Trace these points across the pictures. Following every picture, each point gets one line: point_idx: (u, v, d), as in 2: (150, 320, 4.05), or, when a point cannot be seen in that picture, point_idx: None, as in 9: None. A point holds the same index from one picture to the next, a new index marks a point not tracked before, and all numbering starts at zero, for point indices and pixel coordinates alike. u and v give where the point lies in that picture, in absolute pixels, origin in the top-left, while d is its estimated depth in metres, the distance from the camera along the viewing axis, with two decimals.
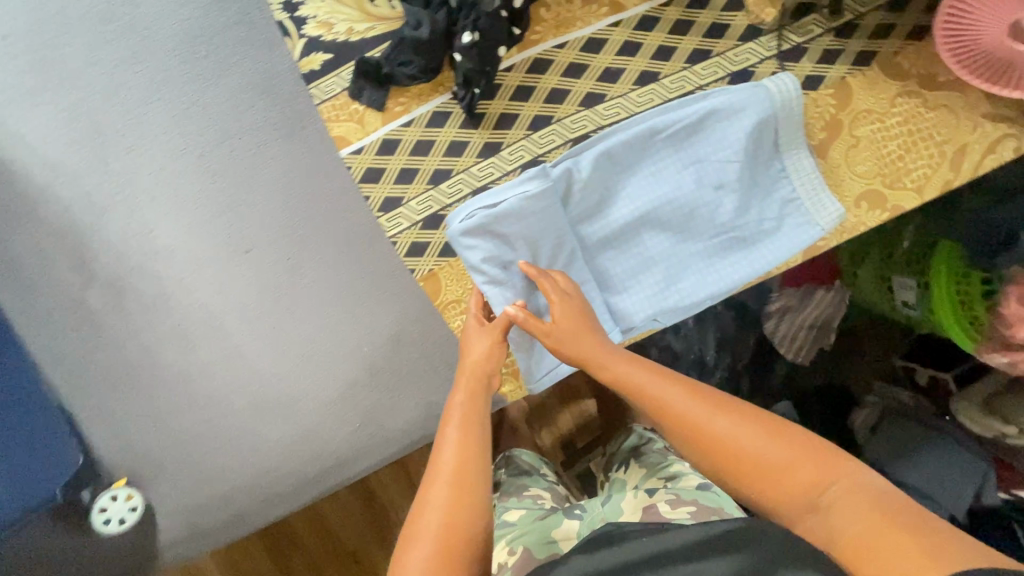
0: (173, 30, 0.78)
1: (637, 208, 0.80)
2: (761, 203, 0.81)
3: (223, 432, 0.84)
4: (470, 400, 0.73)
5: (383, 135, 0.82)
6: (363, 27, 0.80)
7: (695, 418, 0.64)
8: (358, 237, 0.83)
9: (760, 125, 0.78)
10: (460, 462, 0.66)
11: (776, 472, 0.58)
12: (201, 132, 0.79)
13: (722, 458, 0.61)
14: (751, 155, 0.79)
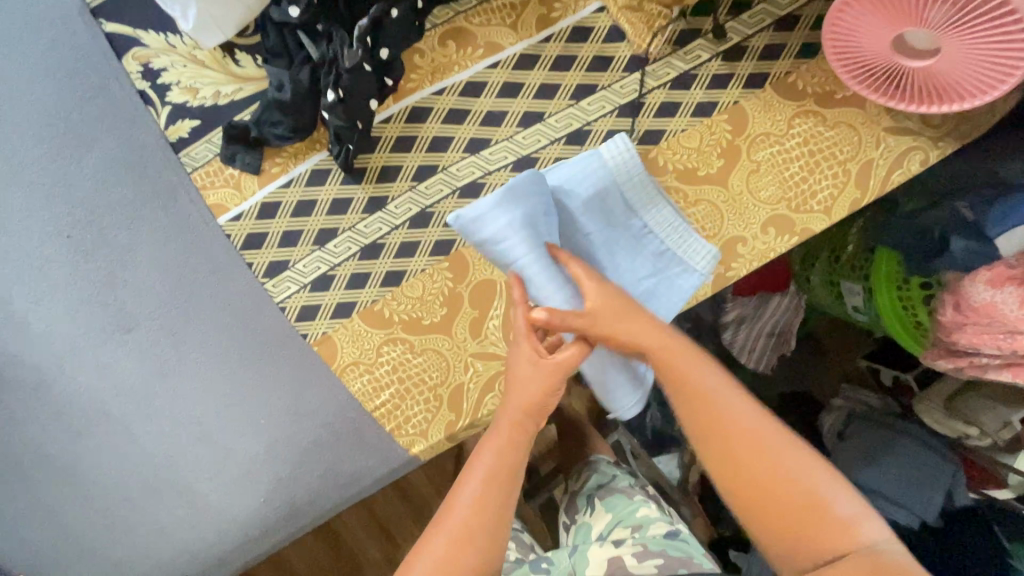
0: (30, 109, 0.75)
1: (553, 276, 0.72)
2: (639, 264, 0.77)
3: (118, 521, 0.79)
4: (511, 442, 0.70)
5: (261, 199, 0.79)
6: (230, 89, 0.78)
7: (719, 458, 0.69)
8: (245, 306, 0.79)
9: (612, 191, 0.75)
10: (472, 519, 0.68)
11: (791, 526, 0.66)
12: (68, 211, 0.76)
13: (744, 490, 0.68)
14: (614, 217, 0.76)
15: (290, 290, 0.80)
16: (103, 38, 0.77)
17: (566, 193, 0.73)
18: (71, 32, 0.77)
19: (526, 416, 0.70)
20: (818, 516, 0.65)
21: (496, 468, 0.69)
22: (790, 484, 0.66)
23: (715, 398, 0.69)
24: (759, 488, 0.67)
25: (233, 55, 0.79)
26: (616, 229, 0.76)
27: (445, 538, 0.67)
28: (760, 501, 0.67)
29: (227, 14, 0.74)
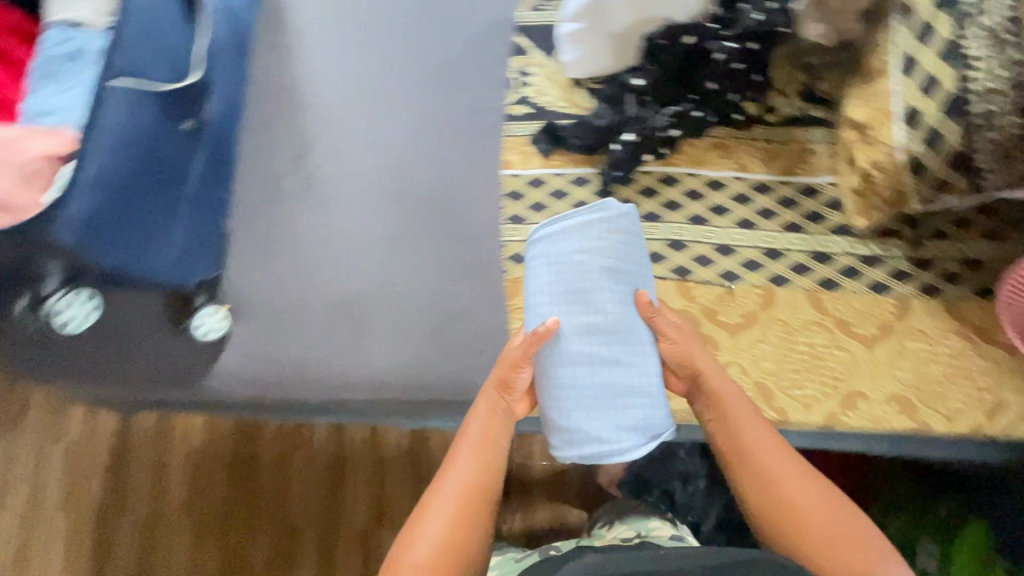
0: (441, 53, 1.12)
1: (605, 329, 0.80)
2: (586, 365, 0.80)
3: (302, 315, 1.05)
4: (480, 456, 0.86)
5: (536, 173, 1.08)
6: (562, 104, 1.11)
7: (757, 489, 0.81)
8: (477, 231, 1.06)
9: (625, 295, 0.81)
10: (449, 506, 0.83)
11: (829, 548, 0.75)
12: (421, 117, 1.10)
13: (789, 519, 0.78)
14: (592, 307, 0.79)
15: (515, 237, 1.06)
16: (508, 35, 1.13)
17: (576, 236, 0.80)
18: (492, 22, 1.13)
19: (493, 404, 0.88)
20: (848, 544, 0.75)
21: (470, 463, 0.85)
22: (825, 522, 0.77)
23: (753, 445, 0.83)
24: (803, 518, 0.78)
25: (577, 88, 1.12)
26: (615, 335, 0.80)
27: (447, 501, 0.83)
28: (800, 525, 0.77)
29: (593, 65, 1.08)
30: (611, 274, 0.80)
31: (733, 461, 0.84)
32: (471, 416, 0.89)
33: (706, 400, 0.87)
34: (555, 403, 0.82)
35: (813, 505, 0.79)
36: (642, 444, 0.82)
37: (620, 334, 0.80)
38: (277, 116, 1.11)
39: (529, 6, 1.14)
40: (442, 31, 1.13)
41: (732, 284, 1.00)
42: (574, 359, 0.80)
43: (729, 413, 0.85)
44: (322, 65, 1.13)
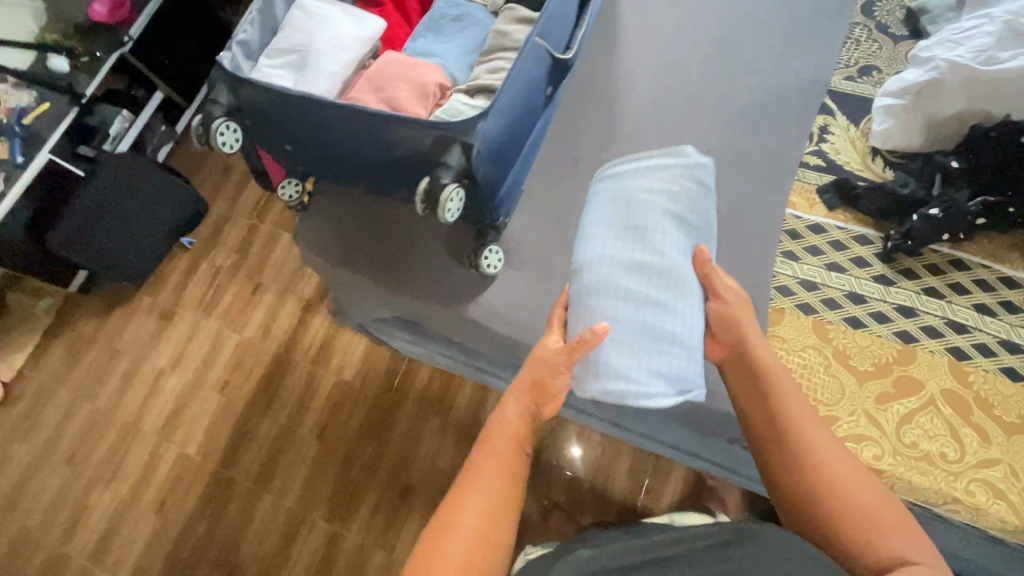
0: (750, 97, 1.24)
1: (621, 249, 0.95)
2: (622, 299, 0.93)
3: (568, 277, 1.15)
4: (521, 427, 0.96)
5: (818, 221, 1.12)
6: (857, 167, 1.15)
7: (793, 471, 0.86)
8: (750, 255, 1.12)
9: (687, 252, 0.96)
10: (496, 466, 0.91)
11: (847, 515, 0.80)
12: (718, 145, 1.21)
13: (820, 475, 0.84)
14: (643, 245, 0.94)
15: (786, 271, 1.09)
16: (819, 95, 1.21)
17: (648, 176, 0.97)
18: (806, 82, 1.22)
19: (523, 394, 0.97)
20: (860, 513, 0.80)
21: (507, 437, 0.94)
22: (836, 485, 0.83)
23: (779, 401, 0.89)
24: (827, 492, 0.82)
25: (875, 156, 1.16)
26: (634, 256, 0.94)
27: (485, 485, 0.88)
28: (829, 505, 0.82)
29: (903, 138, 1.12)
30: (676, 220, 0.96)
31: (772, 441, 0.89)
32: (532, 363, 0.97)
33: (734, 350, 0.97)
34: (594, 327, 0.93)
35: (838, 463, 0.85)
36: (670, 395, 0.90)
37: (673, 281, 0.93)
38: (590, 110, 1.26)
39: (846, 75, 1.22)
40: (753, 79, 1.25)
41: (1014, 382, 0.97)
42: (619, 293, 0.93)
43: (765, 364, 0.93)
44: (639, 79, 1.28)
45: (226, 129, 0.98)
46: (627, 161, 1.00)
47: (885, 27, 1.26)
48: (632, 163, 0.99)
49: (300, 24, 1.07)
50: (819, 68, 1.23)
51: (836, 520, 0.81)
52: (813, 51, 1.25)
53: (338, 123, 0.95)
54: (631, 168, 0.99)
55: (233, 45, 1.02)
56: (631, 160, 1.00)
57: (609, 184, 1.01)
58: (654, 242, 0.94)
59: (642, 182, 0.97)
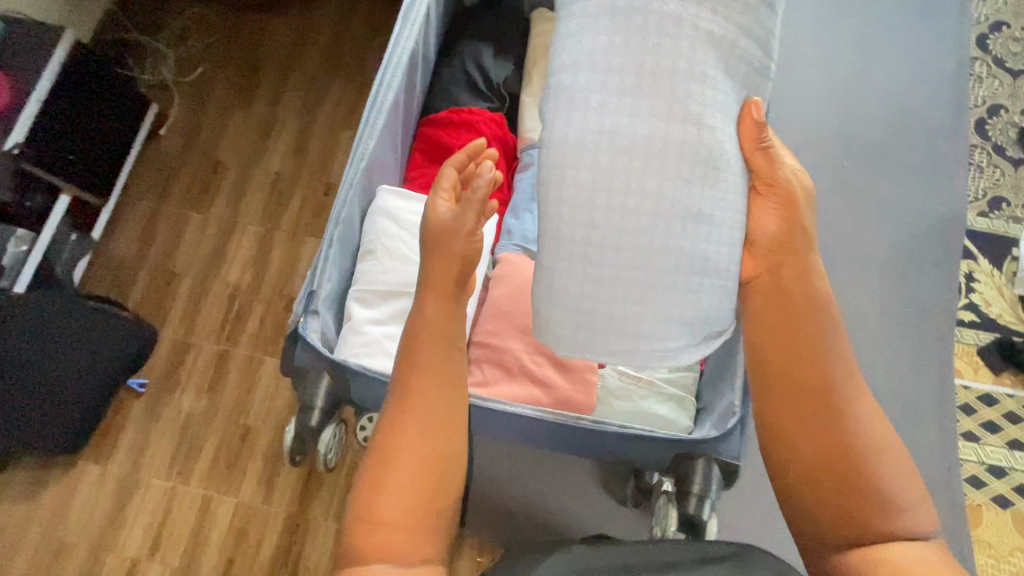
0: (891, 240, 1.09)
1: (628, 33, 0.54)
2: (607, 147, 0.53)
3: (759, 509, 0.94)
4: (451, 348, 0.61)
5: (988, 388, 1.04)
6: (1011, 320, 1.07)
7: (788, 388, 0.58)
8: (935, 442, 1.00)
9: (731, 99, 0.57)
10: (430, 393, 0.58)
11: (859, 503, 0.53)
12: (869, 306, 1.07)
13: (821, 403, 0.56)
14: (669, 44, 0.54)
15: (971, 457, 1.00)
16: (960, 236, 1.10)
17: None
18: (945, 219, 1.11)
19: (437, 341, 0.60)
20: (860, 460, 0.54)
21: (435, 344, 0.60)
22: (857, 456, 0.54)
23: (827, 336, 0.58)
24: (860, 458, 0.54)
25: None
26: (640, 53, 0.54)
27: (408, 473, 0.53)
28: (855, 471, 0.54)
29: None
30: (725, 50, 0.55)
31: (780, 356, 0.59)
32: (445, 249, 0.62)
33: (775, 256, 0.60)
34: (572, 214, 0.54)
35: (847, 391, 0.57)
36: (693, 349, 0.57)
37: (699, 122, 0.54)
38: None
39: (978, 211, 1.13)
40: (891, 218, 1.11)
41: None
42: (604, 126, 0.53)
43: (829, 317, 0.59)
44: None
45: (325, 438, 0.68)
46: None
47: (1001, 148, 1.17)
48: None
49: (398, 250, 0.75)
50: (955, 202, 1.11)
51: (841, 492, 0.54)
52: (942, 178, 1.13)
53: (504, 432, 0.70)
54: None
55: (314, 307, 0.69)
56: None
57: None
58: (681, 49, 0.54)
59: None
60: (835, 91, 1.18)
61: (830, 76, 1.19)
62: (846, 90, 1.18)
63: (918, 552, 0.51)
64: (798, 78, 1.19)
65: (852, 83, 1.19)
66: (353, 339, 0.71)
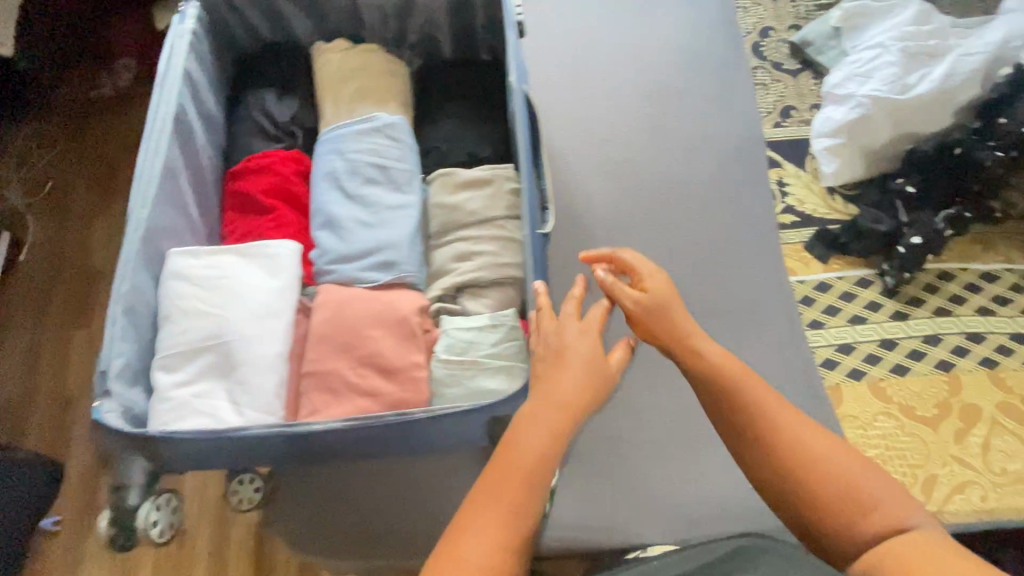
0: (705, 169, 1.18)
1: (339, 201, 0.92)
2: (353, 242, 0.88)
3: (651, 460, 1.00)
4: (558, 435, 0.59)
5: (822, 278, 1.12)
6: (825, 212, 1.17)
7: (775, 459, 0.56)
8: (785, 339, 1.07)
9: (395, 190, 0.93)
10: (538, 474, 0.56)
11: (789, 451, 0.56)
12: (700, 233, 1.14)
13: (793, 457, 0.56)
14: (360, 194, 0.92)
15: (822, 343, 1.07)
16: (762, 150, 1.20)
17: (351, 141, 0.96)
18: (745, 139, 1.21)
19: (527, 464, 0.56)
20: (852, 497, 0.53)
21: (541, 416, 0.59)
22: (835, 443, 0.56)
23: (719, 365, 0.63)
24: (761, 430, 0.58)
25: (834, 195, 1.18)
26: (350, 207, 0.91)
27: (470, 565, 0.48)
28: (774, 457, 0.57)
29: (851, 172, 1.16)
30: (381, 168, 0.94)
31: (741, 422, 0.59)
32: (556, 355, 0.66)
33: (658, 305, 0.70)
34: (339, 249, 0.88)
35: (805, 436, 0.57)
36: (410, 269, 0.86)
37: (392, 210, 0.91)
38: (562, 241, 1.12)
39: (773, 122, 1.23)
40: (698, 148, 1.20)
41: None
42: (350, 235, 0.89)
43: (695, 341, 0.67)
44: (591, 186, 1.16)
45: (242, 483, 0.94)
46: (336, 130, 0.98)
47: (778, 65, 1.29)
48: (337, 134, 0.97)
49: (194, 308, 0.76)
50: (748, 123, 1.22)
51: (763, 471, 0.57)
52: (734, 105, 1.23)
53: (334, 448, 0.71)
54: (340, 133, 0.97)
55: (107, 387, 0.67)
56: (341, 128, 0.98)
57: (328, 152, 0.96)
58: (367, 195, 0.92)
59: (350, 145, 0.95)
60: (625, 50, 1.26)
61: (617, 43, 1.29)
62: (635, 47, 1.27)
63: (932, 541, 0.47)
64: (590, 46, 1.27)
65: (638, 40, 1.28)
66: (163, 407, 0.71)
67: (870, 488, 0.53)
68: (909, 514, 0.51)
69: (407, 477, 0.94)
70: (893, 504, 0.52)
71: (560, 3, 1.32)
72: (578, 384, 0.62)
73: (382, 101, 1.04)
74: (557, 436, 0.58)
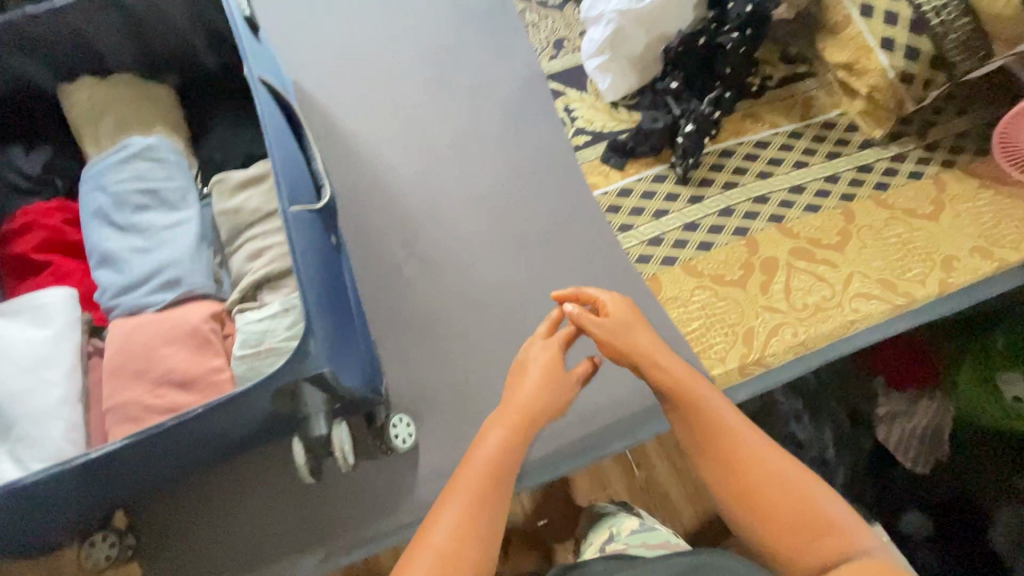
0: (496, 117, 1.25)
1: (111, 233, 0.89)
2: (132, 269, 0.86)
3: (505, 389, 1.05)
4: (514, 441, 0.81)
5: (622, 184, 1.20)
6: (613, 125, 1.25)
7: (721, 474, 0.76)
8: (599, 250, 1.15)
9: (169, 208, 0.92)
10: (505, 463, 0.78)
11: (741, 471, 0.74)
12: (504, 176, 1.21)
13: (744, 476, 0.74)
14: (132, 220, 0.90)
15: (634, 241, 1.15)
16: (545, 84, 1.27)
17: (111, 172, 0.93)
18: (526, 79, 1.28)
19: (491, 469, 0.76)
20: (817, 520, 0.68)
21: (512, 430, 0.82)
22: (776, 458, 0.74)
23: (700, 401, 0.81)
24: (725, 458, 0.76)
25: (617, 108, 1.27)
26: (123, 235, 0.89)
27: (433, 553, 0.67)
28: (735, 479, 0.74)
29: (624, 85, 1.25)
30: (150, 189, 0.92)
31: (700, 445, 0.79)
32: (521, 373, 0.90)
33: (620, 330, 0.90)
34: (118, 280, 0.86)
35: (775, 463, 0.74)
36: (201, 280, 0.87)
37: (169, 228, 0.90)
38: (376, 216, 1.14)
39: (550, 56, 1.30)
40: (486, 98, 1.26)
41: (817, 213, 1.18)
42: (129, 263, 0.87)
43: (654, 364, 0.86)
44: (392, 157, 1.19)
45: (93, 545, 0.89)
46: (95, 163, 0.95)
47: (544, 2, 1.36)
48: (97, 167, 0.94)
49: None
50: (527, 63, 1.29)
51: (725, 489, 0.75)
52: (510, 50, 1.30)
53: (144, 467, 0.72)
54: (99, 167, 0.94)
55: None
56: (100, 160, 0.95)
57: (90, 188, 0.93)
58: (139, 220, 0.90)
59: (111, 175, 0.93)
60: (397, 31, 1.31)
61: (389, 18, 1.32)
62: (407, 24, 1.31)
63: (867, 558, 0.63)
64: (364, 32, 1.30)
65: (408, 13, 1.33)
66: None
67: (827, 509, 0.69)
68: (860, 537, 0.66)
69: (272, 481, 0.95)
70: (841, 525, 0.67)
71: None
72: (541, 396, 0.86)
73: (145, 127, 1.02)
74: (510, 445, 0.80)
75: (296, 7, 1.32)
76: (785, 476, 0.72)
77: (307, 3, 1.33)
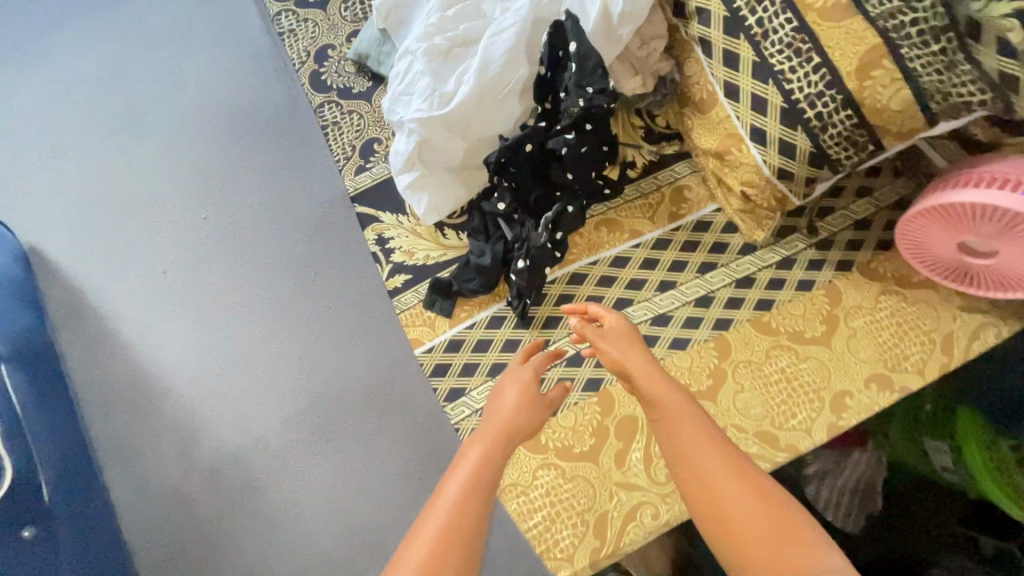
0: (291, 261, 1.00)
1: None
2: None
3: None
4: (496, 454, 0.70)
5: (450, 336, 0.98)
6: (438, 255, 1.02)
7: (703, 491, 0.67)
8: (423, 430, 0.93)
9: None
10: (488, 482, 0.67)
11: (715, 492, 0.66)
12: (301, 341, 0.97)
13: (721, 506, 0.65)
14: None
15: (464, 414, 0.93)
16: (350, 209, 1.03)
17: None
18: (326, 204, 1.03)
19: (473, 480, 0.67)
20: (803, 540, 0.62)
21: (498, 452, 0.71)
22: (758, 481, 0.67)
23: (686, 412, 0.72)
24: (710, 470, 0.67)
25: (443, 230, 1.03)
26: None
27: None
28: (713, 500, 0.66)
29: (445, 203, 0.99)
30: None
31: (678, 456, 0.70)
32: (495, 398, 0.79)
33: (625, 343, 0.78)
34: None
35: (763, 485, 0.66)
36: None
37: None
38: (142, 421, 0.93)
39: (354, 168, 1.04)
40: (275, 237, 1.01)
41: (685, 349, 0.97)
42: None
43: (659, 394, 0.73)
44: (159, 338, 0.96)
45: None
46: None
47: (346, 89, 1.08)
48: None
49: None
50: (325, 182, 1.03)
51: (701, 501, 0.67)
52: (305, 166, 1.04)
53: None
54: None
55: None
56: None
57: None
58: None
59: None
60: (165, 157, 1.06)
61: (155, 140, 1.07)
62: (175, 146, 1.06)
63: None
64: (125, 165, 1.06)
65: (178, 131, 1.07)
66: None
67: (814, 538, 0.62)
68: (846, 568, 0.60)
69: None
70: (832, 561, 0.60)
71: (82, 118, 1.10)
72: (526, 418, 0.76)
73: None
74: (490, 453, 0.70)
75: (44, 142, 1.08)
76: (772, 498, 0.65)
77: (56, 132, 1.09)
